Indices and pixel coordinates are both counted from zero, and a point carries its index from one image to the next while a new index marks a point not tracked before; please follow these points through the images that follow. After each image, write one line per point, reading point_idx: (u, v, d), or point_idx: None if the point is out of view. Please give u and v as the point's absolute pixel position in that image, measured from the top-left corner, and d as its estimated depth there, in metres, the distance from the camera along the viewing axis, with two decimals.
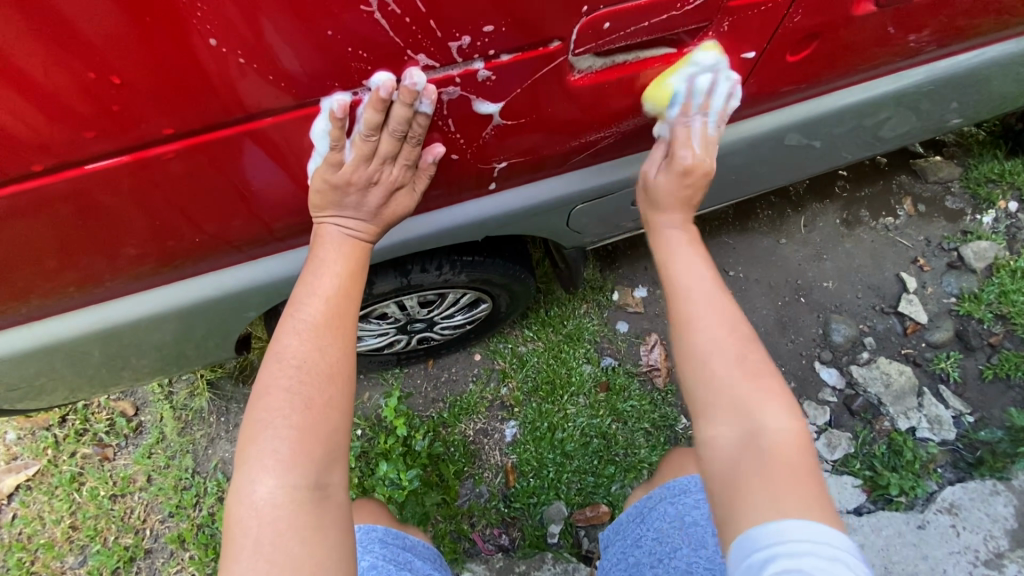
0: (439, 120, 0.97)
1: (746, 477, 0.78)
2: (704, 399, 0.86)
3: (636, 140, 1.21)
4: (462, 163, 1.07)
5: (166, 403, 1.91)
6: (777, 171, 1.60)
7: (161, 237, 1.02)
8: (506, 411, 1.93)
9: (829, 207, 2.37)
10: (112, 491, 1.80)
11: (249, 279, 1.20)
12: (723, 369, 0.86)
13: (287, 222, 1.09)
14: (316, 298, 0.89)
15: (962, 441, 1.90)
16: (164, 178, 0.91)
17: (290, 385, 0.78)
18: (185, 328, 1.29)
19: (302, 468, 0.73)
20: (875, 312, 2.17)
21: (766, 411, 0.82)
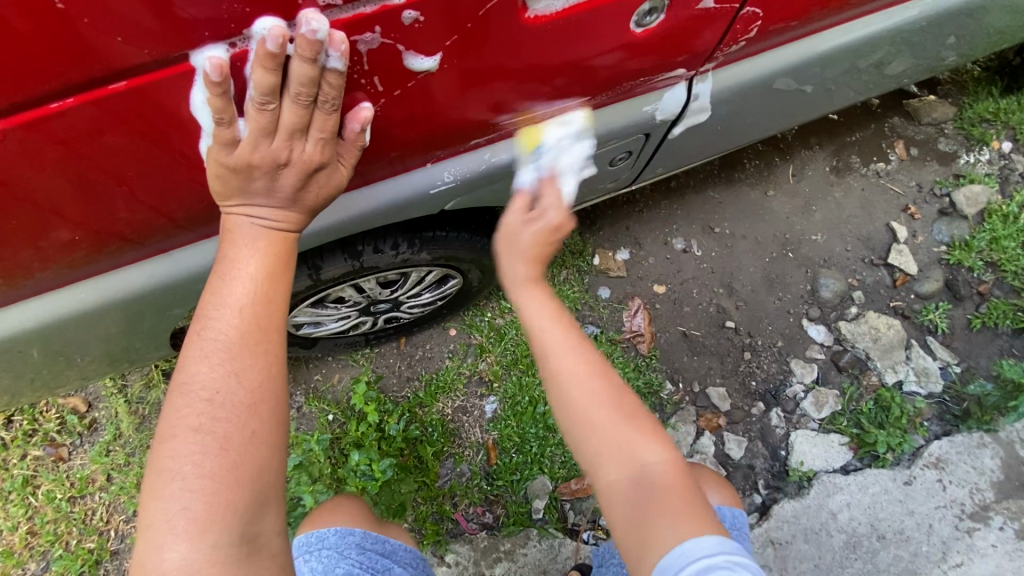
0: (360, 78, 0.81)
1: (650, 514, 0.75)
2: (589, 452, 0.79)
3: (606, 93, 1.05)
4: (398, 128, 0.92)
5: (120, 397, 1.78)
6: (766, 121, 1.46)
7: (37, 234, 0.89)
8: (485, 386, 1.85)
9: (818, 154, 2.25)
10: (70, 494, 1.69)
11: (168, 275, 1.08)
12: (598, 413, 0.79)
13: (195, 207, 0.97)
14: (228, 311, 0.81)
15: (948, 392, 1.88)
16: (13, 163, 0.77)
17: (199, 424, 0.75)
18: (107, 330, 1.18)
19: (223, 525, 0.71)
20: (865, 265, 2.09)
21: (644, 451, 0.78)
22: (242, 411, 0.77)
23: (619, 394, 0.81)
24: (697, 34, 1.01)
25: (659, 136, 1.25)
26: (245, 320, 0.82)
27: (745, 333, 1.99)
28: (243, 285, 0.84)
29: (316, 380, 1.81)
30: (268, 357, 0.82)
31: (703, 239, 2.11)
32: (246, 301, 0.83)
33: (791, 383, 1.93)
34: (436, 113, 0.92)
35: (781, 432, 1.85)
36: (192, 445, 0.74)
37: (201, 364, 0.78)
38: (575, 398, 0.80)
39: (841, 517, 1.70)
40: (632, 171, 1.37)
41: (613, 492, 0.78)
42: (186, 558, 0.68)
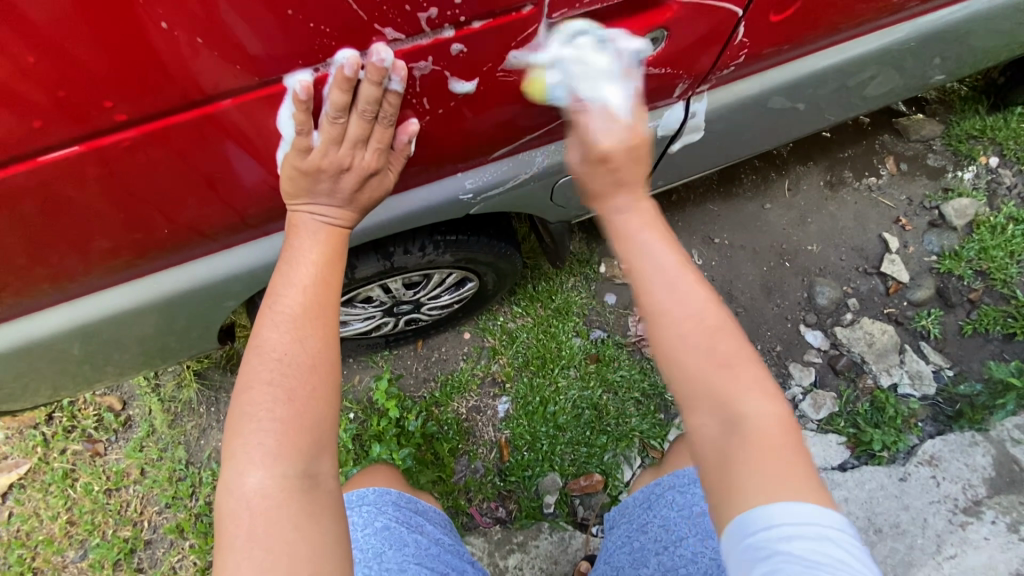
0: (412, 99, 0.95)
1: (735, 464, 0.74)
2: (680, 393, 0.80)
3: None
4: (439, 141, 1.06)
5: (154, 396, 1.89)
6: (762, 136, 1.59)
7: (128, 230, 1.02)
8: (498, 387, 1.95)
9: (813, 169, 2.37)
10: (106, 486, 1.79)
11: (226, 270, 1.20)
12: (698, 355, 0.78)
13: (263, 207, 1.08)
14: (294, 290, 0.93)
15: (942, 395, 1.96)
16: (132, 167, 0.90)
17: (271, 378, 0.85)
18: (163, 322, 1.29)
19: (291, 460, 0.82)
20: (859, 274, 2.20)
21: (743, 399, 0.76)
22: (309, 370, 0.87)
23: (721, 338, 0.79)
24: (699, 59, 1.15)
25: (660, 149, 1.38)
26: (308, 299, 0.93)
27: (745, 338, 2.10)
28: (305, 269, 0.95)
29: None
30: (330, 324, 0.92)
31: (704, 249, 2.23)
32: (309, 282, 0.94)
33: (789, 385, 2.02)
34: (472, 129, 1.06)
35: None
36: (267, 395, 0.84)
37: (272, 328, 0.89)
38: (679, 340, 0.79)
39: (840, 512, 1.76)
40: None
41: (701, 434, 0.78)
42: (260, 484, 0.80)
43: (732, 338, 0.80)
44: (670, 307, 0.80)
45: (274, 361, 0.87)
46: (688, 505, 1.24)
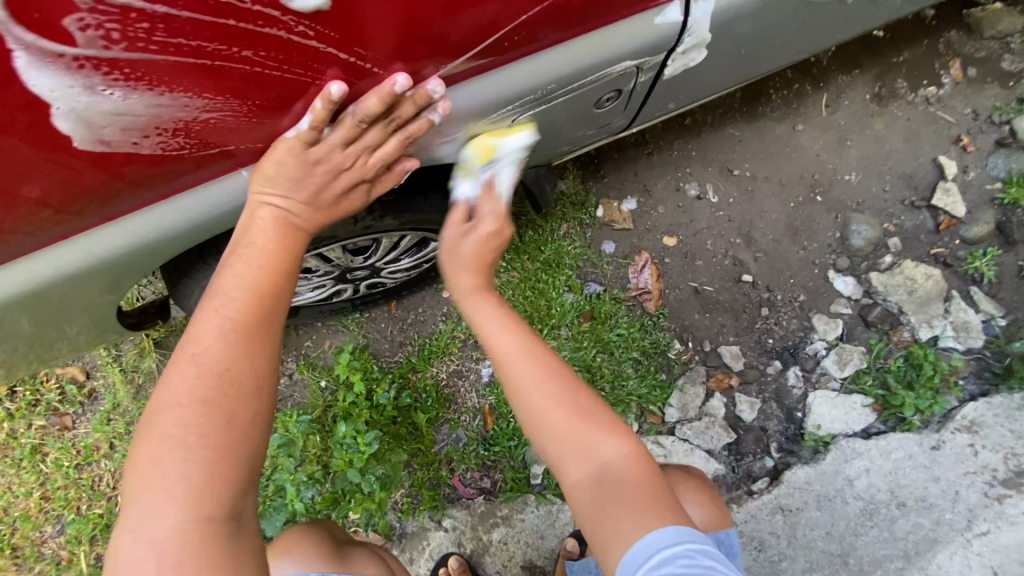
0: (233, 21, 0.68)
1: (614, 507, 0.78)
2: (554, 453, 0.81)
3: (570, 22, 0.86)
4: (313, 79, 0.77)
5: (115, 366, 1.77)
6: (793, 44, 1.22)
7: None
8: (480, 350, 1.76)
9: (858, 79, 1.96)
10: (76, 461, 1.73)
11: (124, 249, 0.92)
12: (554, 406, 0.81)
13: (142, 161, 0.81)
14: (243, 291, 0.77)
15: (989, 348, 1.71)
16: None
17: (199, 393, 0.69)
18: (83, 308, 1.07)
19: (213, 497, 0.66)
20: (904, 208, 1.86)
21: (601, 445, 0.81)
22: (251, 388, 0.72)
23: (574, 395, 0.83)
24: None
25: (654, 70, 1.02)
26: (253, 307, 0.77)
27: (763, 287, 1.83)
28: (253, 271, 0.80)
29: (307, 347, 1.75)
30: (264, 364, 0.75)
31: (720, 183, 1.90)
32: (258, 287, 0.79)
33: (811, 340, 1.78)
34: (346, 63, 0.76)
35: (799, 392, 1.73)
36: (170, 444, 0.66)
37: (208, 331, 0.73)
38: (528, 390, 0.82)
39: (858, 484, 1.58)
40: (626, 113, 1.16)
41: (574, 489, 0.81)
42: (176, 526, 0.63)
43: (577, 396, 0.83)
44: (513, 372, 0.82)
45: (199, 376, 0.70)
46: None
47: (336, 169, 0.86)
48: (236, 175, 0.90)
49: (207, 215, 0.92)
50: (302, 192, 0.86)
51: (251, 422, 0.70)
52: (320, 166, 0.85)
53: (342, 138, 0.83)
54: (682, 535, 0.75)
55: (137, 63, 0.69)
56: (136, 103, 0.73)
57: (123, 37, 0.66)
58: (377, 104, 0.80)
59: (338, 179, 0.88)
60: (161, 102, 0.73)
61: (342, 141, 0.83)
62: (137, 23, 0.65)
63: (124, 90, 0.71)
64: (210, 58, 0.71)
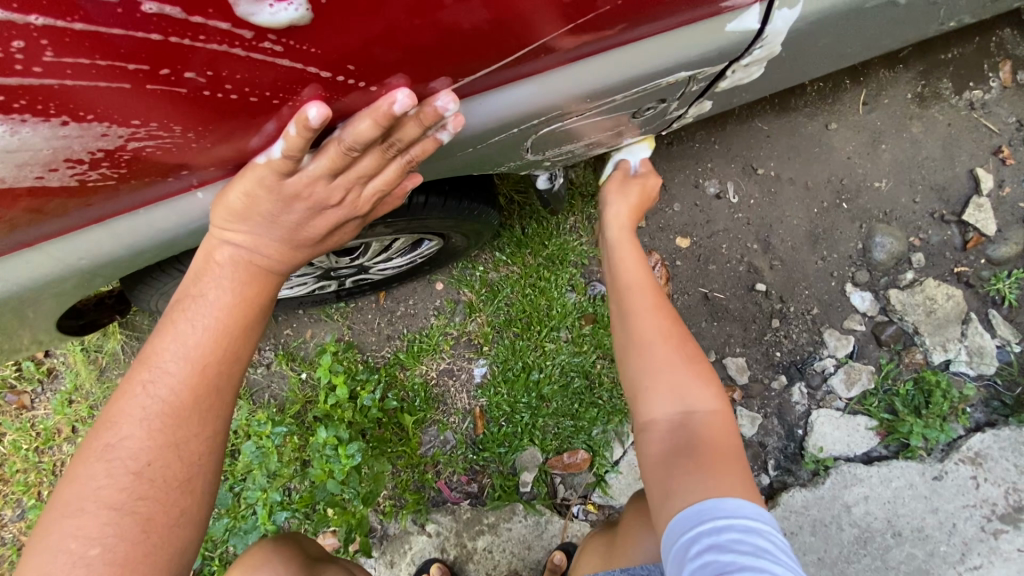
0: (163, 36, 0.52)
1: (686, 452, 0.88)
2: (649, 386, 0.96)
3: (608, 31, 0.69)
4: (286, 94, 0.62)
5: (77, 345, 1.63)
6: (854, 48, 1.06)
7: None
8: (474, 349, 1.66)
9: (901, 76, 1.79)
10: (36, 444, 1.62)
11: (50, 273, 0.78)
12: (661, 351, 0.97)
13: (67, 192, 0.66)
14: (186, 367, 0.74)
15: (1002, 376, 1.65)
16: None
17: (119, 500, 0.69)
18: (2, 321, 0.92)
19: None
20: (932, 221, 1.75)
21: (694, 394, 0.93)
22: (181, 488, 0.72)
23: (684, 346, 0.98)
24: None
25: (701, 84, 0.86)
26: (195, 387, 0.74)
27: (776, 298, 1.73)
28: (200, 340, 0.75)
29: (287, 335, 1.65)
30: (195, 454, 0.73)
31: (742, 182, 1.76)
32: (203, 361, 0.74)
33: (820, 356, 1.70)
34: (324, 80, 0.62)
35: (802, 409, 1.67)
36: (63, 558, 0.66)
37: (133, 426, 0.71)
38: (647, 330, 0.99)
39: (855, 511, 1.55)
40: (655, 126, 1.01)
41: (653, 426, 0.94)
42: None
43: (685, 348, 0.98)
44: (635, 307, 1.03)
45: (120, 478, 0.69)
46: None
47: (318, 204, 0.72)
48: (190, 196, 0.75)
49: (155, 237, 0.79)
50: (278, 228, 0.74)
51: (167, 525, 0.71)
52: (302, 198, 0.71)
53: (328, 170, 0.68)
54: (743, 508, 0.78)
55: (19, 87, 0.53)
56: (31, 136, 0.57)
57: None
58: (370, 131, 0.65)
59: (321, 214, 0.75)
60: (69, 133, 0.58)
61: (326, 172, 0.69)
62: (10, 40, 0.50)
63: (12, 123, 0.56)
64: (132, 80, 0.55)
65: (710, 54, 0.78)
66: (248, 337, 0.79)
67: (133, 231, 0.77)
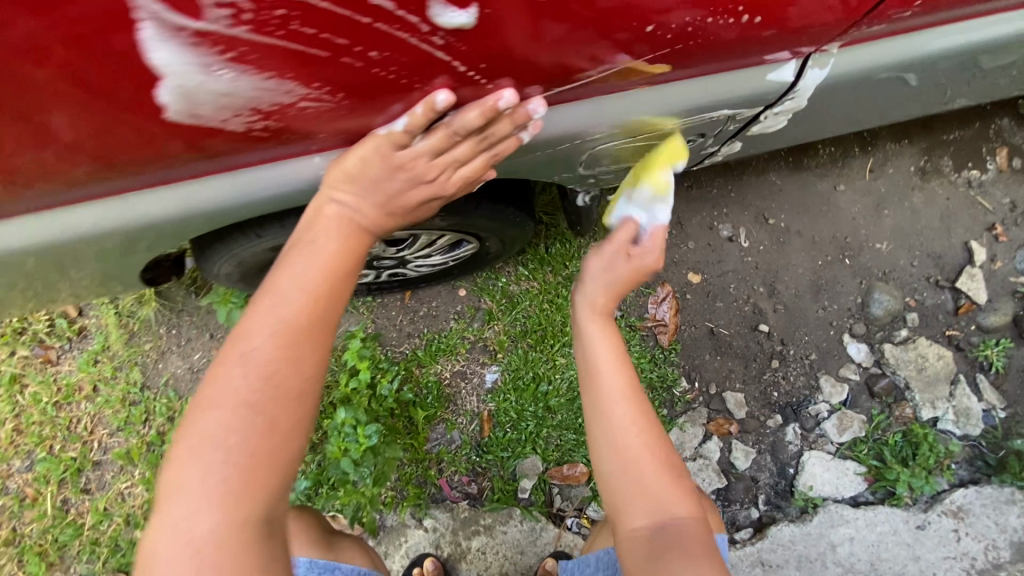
0: (373, 18, 0.64)
1: (667, 547, 0.78)
2: (626, 501, 0.81)
3: (693, 66, 0.82)
4: (429, 81, 0.74)
5: (111, 309, 1.70)
6: (870, 114, 1.19)
7: (4, 153, 0.72)
8: (488, 355, 1.74)
9: (906, 150, 1.95)
10: (55, 398, 1.66)
11: (162, 210, 0.88)
12: (647, 466, 0.82)
13: (220, 137, 0.77)
14: (301, 295, 0.76)
15: (986, 438, 1.73)
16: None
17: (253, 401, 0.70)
18: (90, 260, 1.00)
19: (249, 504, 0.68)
20: (928, 285, 1.87)
21: (678, 503, 0.81)
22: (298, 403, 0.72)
23: (668, 455, 0.83)
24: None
25: (740, 123, 0.99)
26: (310, 313, 0.76)
27: (777, 340, 1.82)
28: (310, 273, 0.78)
29: None
30: (310, 372, 0.74)
31: (754, 229, 1.89)
32: (318, 292, 0.78)
33: (816, 400, 1.78)
34: (461, 73, 0.74)
35: (795, 449, 1.73)
36: (207, 460, 0.68)
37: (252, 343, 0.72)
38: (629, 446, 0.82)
39: (840, 550, 1.61)
40: (693, 159, 1.13)
41: (636, 539, 0.80)
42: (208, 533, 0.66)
43: (670, 459, 0.83)
44: (609, 412, 0.84)
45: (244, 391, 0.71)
46: None
47: (416, 178, 0.84)
48: (307, 159, 0.87)
49: (259, 194, 0.89)
50: (377, 194, 0.85)
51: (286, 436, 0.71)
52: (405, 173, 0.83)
53: (435, 149, 0.82)
54: None
55: (255, 45, 0.65)
56: (244, 85, 0.69)
57: (253, 19, 0.62)
58: (477, 120, 0.77)
59: (414, 190, 0.86)
60: (266, 86, 0.70)
61: (430, 150, 0.81)
62: (274, 10, 0.62)
63: (234, 72, 0.67)
64: (332, 50, 0.67)
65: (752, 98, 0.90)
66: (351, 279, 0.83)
67: (250, 184, 0.87)
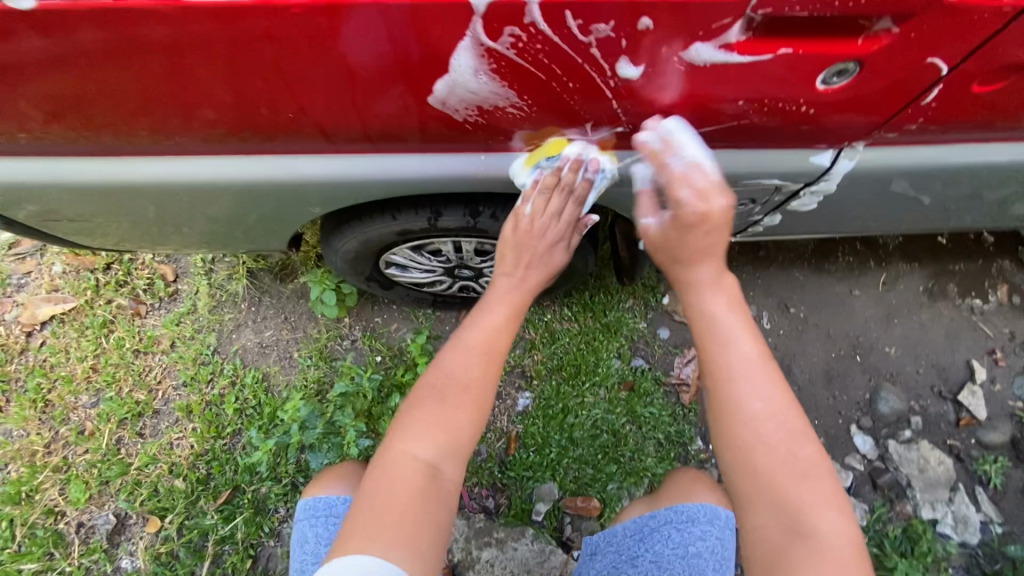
0: (586, 62, 0.88)
1: (804, 563, 0.74)
2: (748, 491, 0.80)
3: (773, 137, 1.07)
4: (592, 110, 0.98)
5: (204, 279, 1.93)
6: (888, 219, 1.45)
7: (231, 106, 0.98)
8: (524, 380, 1.91)
9: (916, 271, 2.20)
10: (136, 346, 1.85)
11: (316, 173, 1.14)
12: (779, 477, 0.79)
13: (390, 124, 1.02)
14: (499, 309, 1.06)
15: (982, 548, 1.80)
16: (242, 39, 0.86)
17: (457, 365, 0.94)
18: (250, 206, 1.26)
19: (434, 442, 0.88)
20: (932, 394, 2.03)
21: (817, 514, 0.77)
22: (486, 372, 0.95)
23: (794, 448, 0.81)
24: (894, 106, 0.99)
25: (785, 194, 1.24)
26: (504, 322, 1.04)
27: None
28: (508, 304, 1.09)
29: (376, 322, 1.88)
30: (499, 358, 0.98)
31: (776, 315, 2.11)
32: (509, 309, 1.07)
33: None
34: (614, 108, 0.98)
35: None
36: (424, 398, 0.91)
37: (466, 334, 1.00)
38: (756, 437, 0.81)
39: None
40: (741, 222, 1.37)
41: (760, 538, 0.79)
42: (408, 453, 0.86)
43: (805, 452, 0.81)
44: (739, 400, 0.83)
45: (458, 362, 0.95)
46: (682, 544, 1.13)
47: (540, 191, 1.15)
48: (447, 156, 1.12)
49: (399, 173, 1.14)
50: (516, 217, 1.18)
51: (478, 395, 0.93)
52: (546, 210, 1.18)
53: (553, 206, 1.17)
54: None
55: (505, 62, 0.88)
56: (484, 85, 0.93)
57: (517, 46, 0.86)
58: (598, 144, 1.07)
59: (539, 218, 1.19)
60: (495, 91, 0.94)
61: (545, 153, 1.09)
62: (535, 44, 0.85)
63: (485, 77, 0.91)
64: (547, 75, 0.91)
65: (800, 175, 1.16)
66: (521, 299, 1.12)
67: (400, 163, 1.12)
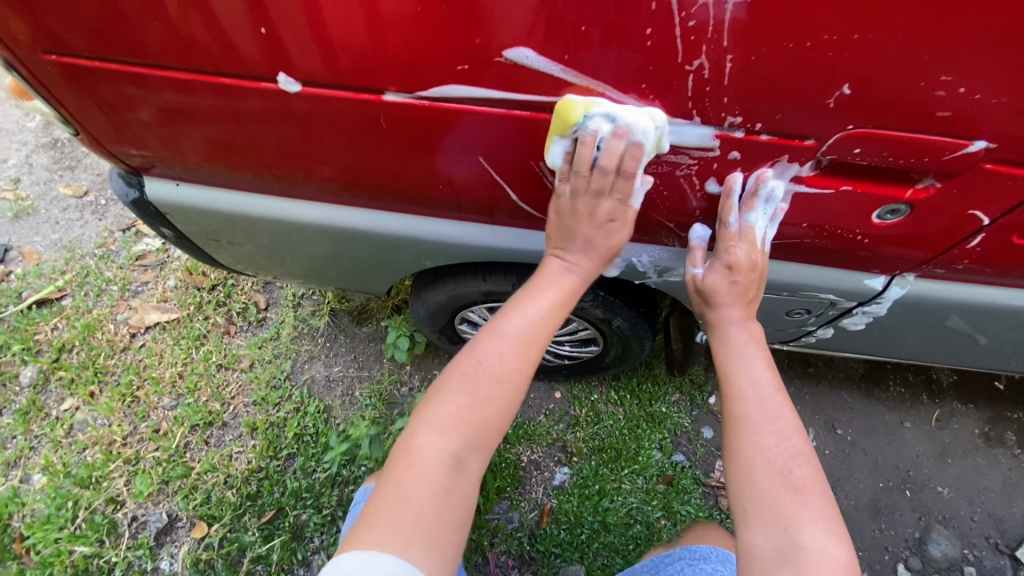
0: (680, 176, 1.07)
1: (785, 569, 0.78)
2: (743, 508, 0.86)
3: (831, 258, 1.22)
4: (676, 214, 1.16)
5: (291, 311, 2.15)
6: (940, 352, 1.51)
7: (348, 169, 1.21)
8: (564, 455, 1.95)
9: (971, 413, 2.17)
10: (220, 361, 2.04)
11: (420, 232, 1.34)
12: (768, 485, 0.86)
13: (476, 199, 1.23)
14: (523, 322, 1.04)
15: None
16: (371, 120, 1.08)
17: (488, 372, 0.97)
18: (357, 252, 1.47)
19: (450, 437, 0.91)
20: (987, 545, 1.93)
21: (802, 527, 0.81)
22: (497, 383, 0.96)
23: (789, 466, 0.88)
24: (943, 246, 1.12)
25: (840, 310, 1.35)
26: (526, 332, 1.03)
27: None
28: (526, 315, 1.06)
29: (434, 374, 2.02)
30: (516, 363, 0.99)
31: (822, 433, 2.11)
32: (527, 325, 1.04)
33: None
34: (695, 215, 1.15)
35: None
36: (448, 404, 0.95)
37: (491, 346, 1.00)
38: (753, 454, 0.89)
39: None
40: (796, 330, 1.47)
41: (751, 554, 0.83)
42: (428, 443, 0.90)
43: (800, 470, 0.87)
44: (742, 415, 0.95)
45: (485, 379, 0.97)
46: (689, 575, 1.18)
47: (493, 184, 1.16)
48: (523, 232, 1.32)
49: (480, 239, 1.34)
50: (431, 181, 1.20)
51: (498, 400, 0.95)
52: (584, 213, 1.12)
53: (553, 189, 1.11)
54: None
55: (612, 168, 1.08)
56: (590, 184, 1.13)
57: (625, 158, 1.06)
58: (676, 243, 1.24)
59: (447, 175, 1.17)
60: None
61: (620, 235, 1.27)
62: (641, 158, 1.05)
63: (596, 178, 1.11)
64: (645, 183, 1.10)
65: (853, 294, 1.28)
66: (546, 288, 1.12)
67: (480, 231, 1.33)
